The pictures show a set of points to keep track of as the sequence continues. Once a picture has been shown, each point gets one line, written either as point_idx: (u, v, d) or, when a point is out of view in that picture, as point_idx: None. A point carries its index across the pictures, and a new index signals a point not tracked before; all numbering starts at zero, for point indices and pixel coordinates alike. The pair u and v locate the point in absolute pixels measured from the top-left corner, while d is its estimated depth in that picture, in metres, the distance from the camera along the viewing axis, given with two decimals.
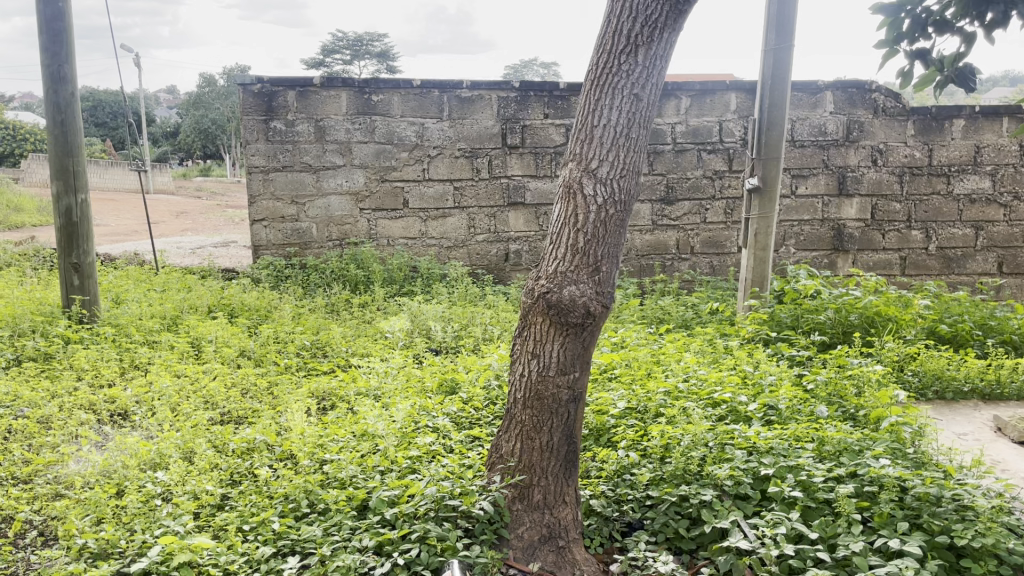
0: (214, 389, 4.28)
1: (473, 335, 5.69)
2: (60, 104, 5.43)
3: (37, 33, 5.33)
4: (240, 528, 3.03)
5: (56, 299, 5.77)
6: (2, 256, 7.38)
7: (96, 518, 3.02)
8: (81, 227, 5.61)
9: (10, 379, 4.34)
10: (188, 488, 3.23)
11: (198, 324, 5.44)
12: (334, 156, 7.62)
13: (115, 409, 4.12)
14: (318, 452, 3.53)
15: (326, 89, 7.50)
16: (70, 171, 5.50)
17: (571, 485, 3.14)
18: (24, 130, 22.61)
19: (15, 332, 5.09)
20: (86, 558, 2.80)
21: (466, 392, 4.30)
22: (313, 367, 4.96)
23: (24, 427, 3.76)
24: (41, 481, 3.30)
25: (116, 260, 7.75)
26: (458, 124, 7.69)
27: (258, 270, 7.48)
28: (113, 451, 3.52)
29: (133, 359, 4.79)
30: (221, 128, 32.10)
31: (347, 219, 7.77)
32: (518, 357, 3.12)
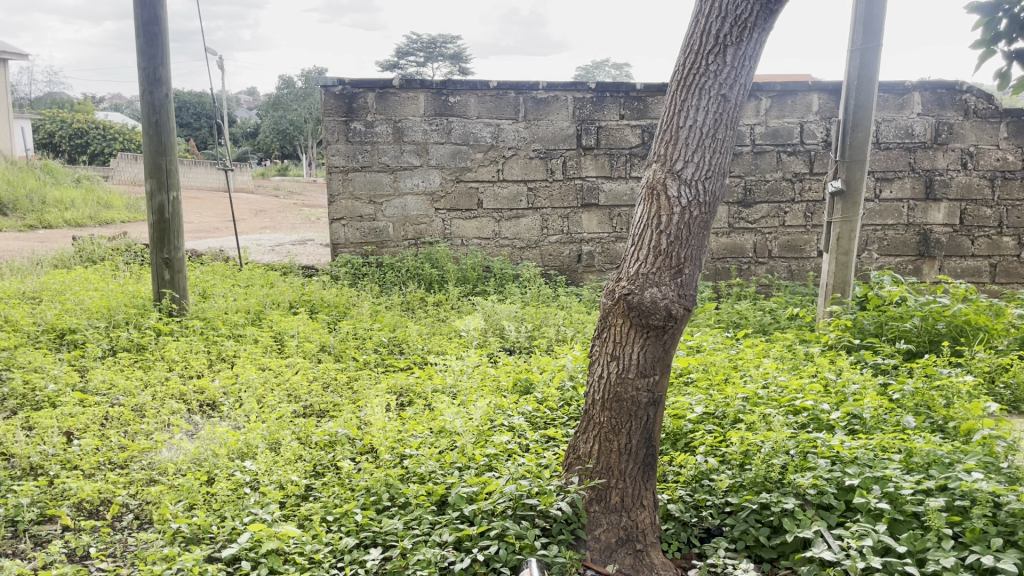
0: (297, 383, 4.40)
1: (547, 336, 5.70)
2: (155, 104, 5.64)
3: (135, 37, 5.54)
4: (325, 519, 3.11)
5: (148, 292, 6.01)
6: (96, 250, 7.72)
7: (189, 503, 3.14)
8: (173, 224, 5.82)
9: (106, 369, 4.54)
10: (274, 478, 3.32)
11: (280, 319, 5.60)
12: (411, 157, 7.73)
13: (204, 399, 4.28)
14: (398, 447, 3.60)
15: (405, 91, 7.61)
16: (163, 170, 5.71)
17: (650, 489, 3.12)
18: (114, 130, 23.58)
19: (110, 324, 5.32)
20: (180, 542, 2.92)
21: (542, 392, 4.31)
22: (391, 364, 5.05)
23: (120, 415, 3.93)
24: (137, 467, 3.45)
25: (203, 256, 8.02)
26: (534, 125, 7.72)
27: (337, 268, 7.63)
28: (204, 440, 3.65)
29: (221, 352, 4.96)
30: (299, 129, 32.95)
31: (423, 219, 7.87)
32: (597, 358, 3.12)
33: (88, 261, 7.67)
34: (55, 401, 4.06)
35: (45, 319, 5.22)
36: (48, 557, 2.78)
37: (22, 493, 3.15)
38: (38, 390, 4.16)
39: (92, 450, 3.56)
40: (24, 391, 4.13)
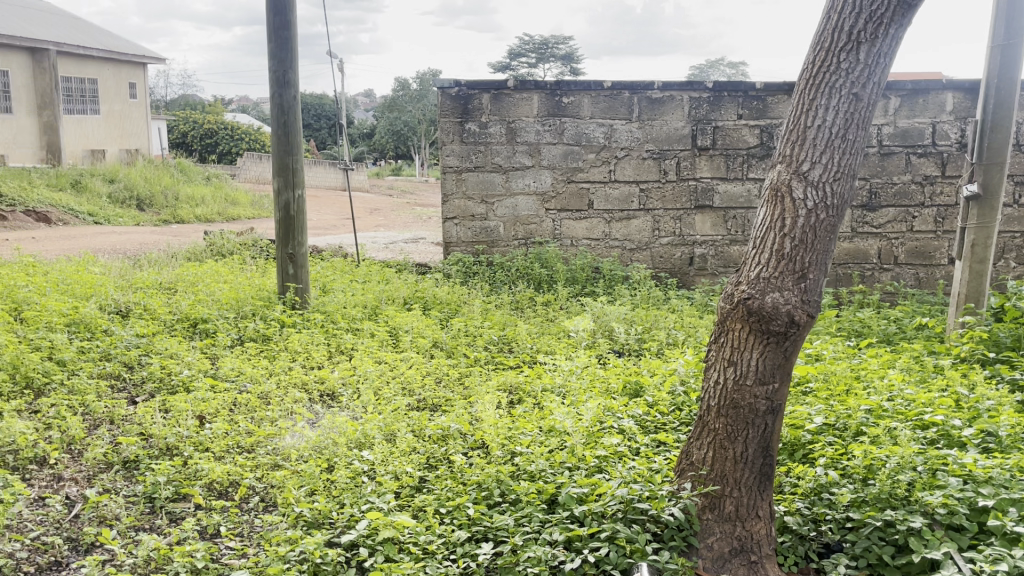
0: (411, 376, 4.52)
1: (658, 339, 5.61)
2: (284, 106, 5.87)
3: (267, 41, 5.78)
4: (438, 510, 3.18)
5: (272, 286, 6.29)
6: (226, 245, 8.14)
7: (311, 489, 3.28)
8: (297, 220, 6.06)
9: (235, 357, 4.79)
10: (390, 468, 3.42)
11: (395, 314, 5.77)
12: (523, 157, 7.78)
13: (325, 389, 4.45)
14: (509, 444, 3.63)
15: (519, 92, 7.67)
16: (290, 169, 5.95)
17: (766, 500, 3.03)
18: (241, 130, 24.78)
19: (238, 315, 5.60)
20: (302, 525, 3.06)
21: (653, 396, 4.24)
22: (500, 361, 5.10)
23: (248, 401, 4.14)
24: (263, 452, 3.62)
25: (323, 252, 8.33)
26: (648, 125, 7.64)
27: (449, 266, 7.77)
28: (324, 429, 3.80)
29: (340, 345, 5.15)
30: (413, 129, 33.72)
31: (533, 219, 7.91)
32: (713, 363, 3.06)
33: (218, 254, 8.10)
34: (190, 386, 4.31)
35: (180, 308, 5.55)
36: (182, 533, 2.95)
37: (159, 472, 3.36)
38: (174, 375, 4.43)
39: (223, 434, 3.75)
40: (161, 375, 4.40)
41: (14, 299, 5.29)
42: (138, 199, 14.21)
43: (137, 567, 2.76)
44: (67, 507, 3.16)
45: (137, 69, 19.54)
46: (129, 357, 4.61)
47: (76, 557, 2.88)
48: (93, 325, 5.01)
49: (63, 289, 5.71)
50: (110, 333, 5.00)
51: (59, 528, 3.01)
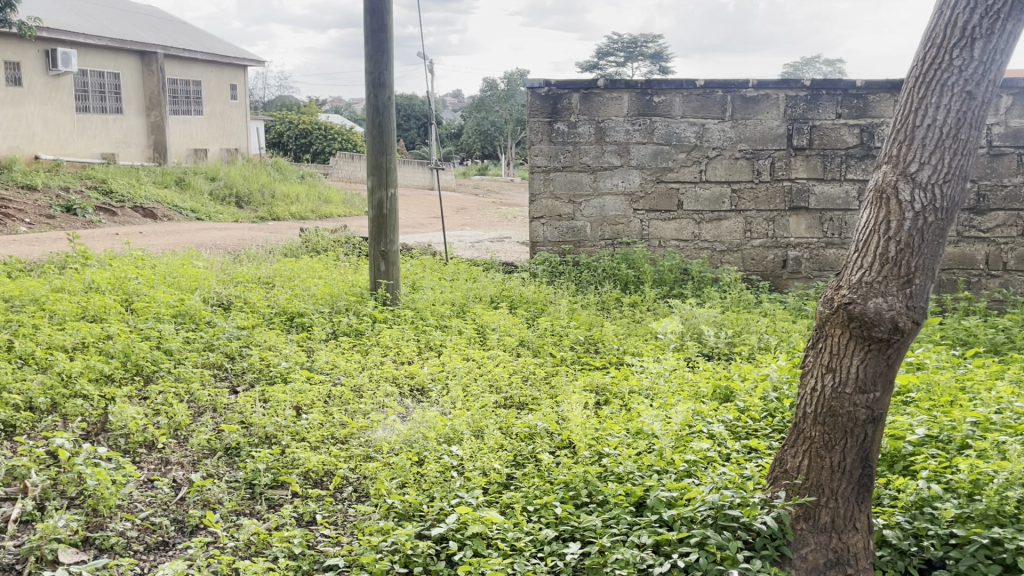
0: (499, 374, 4.56)
1: (749, 343, 5.49)
2: (379, 107, 5.99)
3: (365, 43, 5.92)
4: (525, 508, 3.20)
5: (364, 282, 6.44)
6: (320, 242, 8.38)
7: (402, 481, 3.34)
8: (390, 219, 6.18)
9: (330, 350, 4.92)
10: (478, 464, 3.45)
11: (483, 312, 5.83)
12: (612, 157, 7.72)
13: (415, 384, 4.53)
14: (597, 445, 3.61)
15: (609, 92, 7.63)
16: (384, 168, 6.07)
17: (864, 511, 2.94)
18: (334, 130, 25.46)
19: (333, 309, 5.77)
20: (393, 516, 3.12)
21: (744, 401, 4.15)
22: (587, 362, 5.08)
23: (341, 393, 4.25)
24: (356, 443, 3.71)
25: (413, 249, 8.47)
26: (741, 124, 7.50)
27: (536, 265, 7.77)
28: (415, 423, 3.87)
29: (429, 341, 5.25)
30: (500, 129, 33.95)
31: (621, 219, 7.84)
32: (811, 370, 2.98)
33: (313, 251, 8.34)
34: (287, 377, 4.46)
35: (277, 302, 5.74)
36: (280, 519, 3.06)
37: (258, 459, 3.49)
38: (272, 366, 4.59)
39: (318, 425, 3.87)
40: (260, 366, 4.57)
41: (125, 291, 5.57)
42: (237, 196, 14.80)
43: (238, 550, 2.87)
44: (173, 490, 3.31)
45: (238, 71, 20.29)
46: (230, 348, 4.80)
47: (182, 538, 3.02)
48: (198, 317, 5.24)
49: (169, 282, 5.98)
50: (213, 324, 5.22)
51: (166, 509, 3.16)
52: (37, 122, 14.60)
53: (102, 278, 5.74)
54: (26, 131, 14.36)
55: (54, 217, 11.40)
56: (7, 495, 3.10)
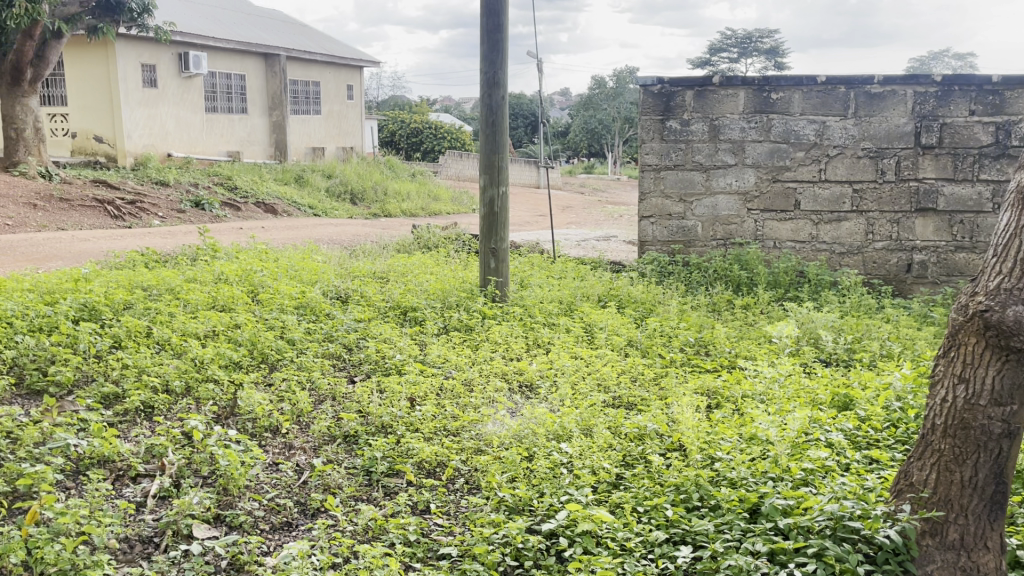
0: (607, 373, 4.54)
1: (870, 350, 5.28)
2: (493, 106, 6.06)
3: (481, 44, 6.00)
4: (635, 509, 3.18)
5: (474, 279, 6.54)
6: (431, 239, 8.56)
7: (512, 475, 3.39)
8: (500, 217, 6.25)
9: (442, 345, 5.03)
10: (587, 463, 3.45)
11: (591, 311, 5.81)
12: (726, 156, 7.55)
13: (524, 380, 4.58)
14: (709, 449, 3.55)
15: (725, 89, 7.46)
16: (495, 167, 6.14)
17: (997, 530, 2.79)
18: (443, 129, 25.93)
19: (444, 305, 5.89)
20: (504, 509, 3.18)
21: (865, 410, 3.99)
22: (697, 364, 5.00)
23: (453, 387, 4.34)
24: (467, 436, 3.78)
25: (521, 247, 8.54)
26: (865, 122, 7.22)
27: (644, 264, 7.67)
28: (524, 419, 3.91)
29: (538, 338, 5.28)
30: (608, 127, 33.77)
31: (734, 219, 7.66)
32: (941, 379, 2.84)
33: (424, 247, 8.54)
34: (401, 369, 4.59)
35: (392, 297, 5.91)
36: (396, 507, 3.16)
37: (376, 447, 3.62)
38: (387, 358, 4.73)
39: (431, 416, 3.97)
40: (377, 357, 4.73)
41: (251, 283, 5.86)
42: (352, 193, 15.29)
43: (357, 534, 2.99)
44: (296, 473, 3.47)
45: (354, 72, 20.95)
46: (348, 340, 4.97)
47: (304, 519, 3.16)
48: (318, 309, 5.46)
49: (292, 275, 6.25)
50: (332, 316, 5.42)
51: (290, 492, 3.31)
52: (171, 121, 15.49)
53: (230, 270, 6.05)
54: (161, 131, 15.25)
55: (184, 211, 12.07)
56: (147, 470, 3.33)
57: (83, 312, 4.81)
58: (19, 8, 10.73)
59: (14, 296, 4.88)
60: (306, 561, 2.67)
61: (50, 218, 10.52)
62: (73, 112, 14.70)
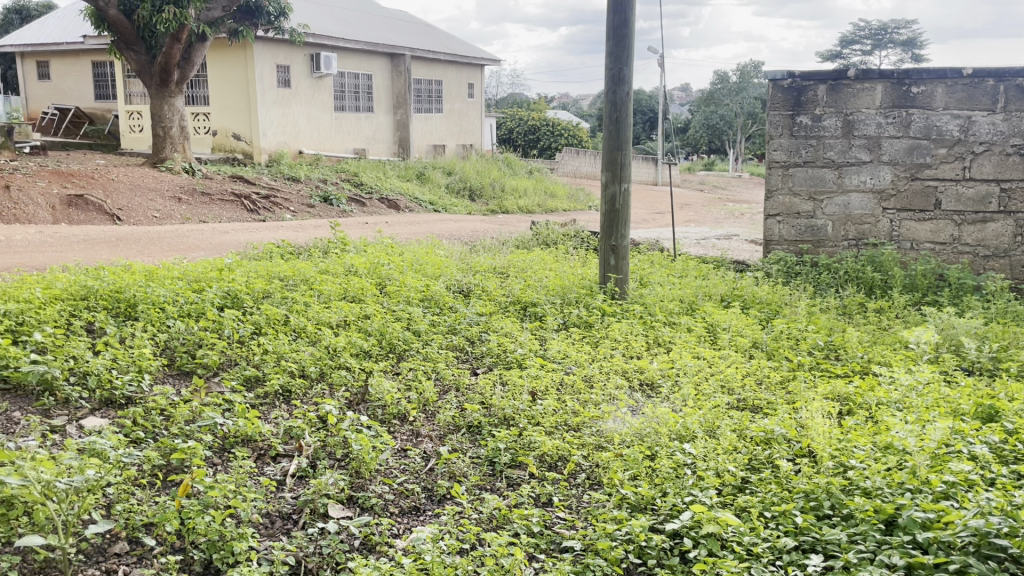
0: (732, 374, 4.44)
1: (1018, 359, 4.94)
2: (617, 102, 6.02)
3: (607, 40, 5.98)
4: (762, 514, 3.10)
5: (594, 276, 6.54)
6: (550, 236, 8.61)
7: (634, 473, 3.38)
8: (622, 214, 6.20)
9: (562, 340, 5.06)
10: (712, 464, 3.39)
11: (713, 311, 5.70)
12: (860, 152, 7.24)
13: (645, 378, 4.54)
14: (841, 456, 3.42)
15: (860, 82, 7.16)
16: (618, 163, 6.09)
17: None
18: (561, 126, 25.97)
19: (564, 301, 5.92)
20: (626, 507, 3.18)
21: (1012, 423, 3.75)
22: (827, 368, 4.82)
23: (573, 383, 4.35)
24: (588, 432, 3.79)
25: (641, 245, 8.46)
26: (1015, 117, 6.81)
27: (770, 264, 7.42)
28: (647, 417, 3.88)
29: (659, 337, 5.23)
30: (729, 123, 32.93)
31: (867, 219, 7.33)
32: None
33: (544, 243, 8.59)
34: (523, 363, 4.65)
35: (513, 292, 5.99)
36: (519, 498, 3.21)
37: (499, 439, 3.69)
38: (509, 352, 4.80)
39: (552, 410, 3.99)
40: (498, 351, 4.80)
41: (379, 275, 6.08)
42: (470, 189, 15.56)
43: (482, 522, 3.06)
44: (423, 460, 3.59)
45: (476, 71, 21.31)
46: (471, 333, 5.09)
47: (431, 505, 3.25)
48: (442, 302, 5.60)
49: (417, 268, 6.44)
50: (455, 310, 5.55)
51: (417, 477, 3.43)
52: (303, 120, 16.19)
53: (359, 262, 6.29)
54: (293, 129, 15.96)
55: (313, 206, 12.59)
56: (286, 451, 3.52)
57: (227, 300, 5.11)
58: (168, 13, 11.48)
59: (166, 283, 5.24)
60: (436, 545, 2.76)
61: (193, 211, 11.20)
62: (214, 111, 15.59)
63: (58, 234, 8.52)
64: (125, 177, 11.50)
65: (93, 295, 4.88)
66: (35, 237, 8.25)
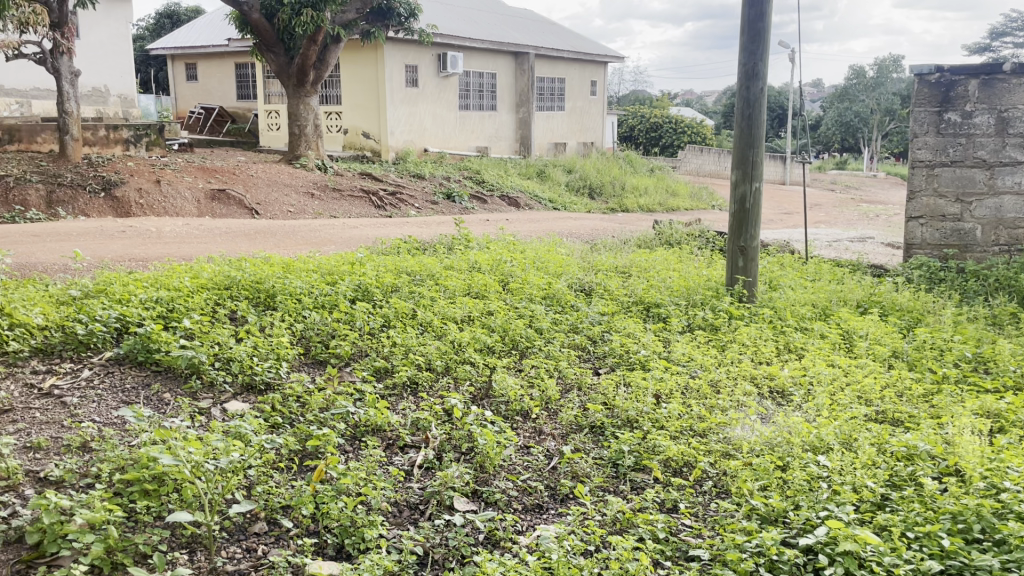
0: (869, 385, 4.21)
1: None
2: (750, 99, 5.82)
3: (741, 34, 5.79)
4: (904, 534, 2.91)
5: (720, 277, 6.37)
6: (675, 236, 8.46)
7: (766, 484, 3.26)
8: (752, 214, 6.01)
9: (687, 342, 4.95)
10: (849, 479, 3.22)
11: (849, 317, 5.44)
12: (1015, 151, 6.80)
13: (775, 386, 4.38)
14: (993, 477, 3.19)
15: (1017, 77, 6.73)
16: (749, 162, 5.90)
17: None
18: (684, 123, 25.48)
19: (689, 302, 5.80)
20: (756, 518, 3.07)
21: None
22: (975, 382, 4.50)
23: (700, 387, 4.24)
24: (715, 439, 3.69)
25: (770, 246, 8.19)
26: None
27: (910, 269, 7.00)
28: (777, 426, 3.74)
29: (790, 343, 5.03)
30: (865, 121, 31.42)
31: (1021, 222, 6.90)
32: None
33: (667, 243, 8.45)
34: (646, 365, 4.58)
35: (636, 292, 5.92)
36: (644, 502, 3.17)
37: (623, 441, 3.64)
38: (631, 353, 4.75)
39: (677, 414, 3.92)
40: (621, 352, 4.75)
41: (501, 272, 6.14)
42: (590, 187, 15.52)
43: (606, 524, 3.03)
44: (546, 458, 3.60)
45: (599, 68, 21.22)
46: (593, 333, 5.06)
47: (554, 504, 3.26)
48: (564, 300, 5.59)
49: (538, 266, 6.46)
50: (577, 308, 5.53)
51: (541, 475, 3.44)
52: (428, 118, 16.56)
53: (483, 259, 6.38)
54: (419, 127, 16.36)
55: (437, 203, 12.86)
56: (413, 442, 3.60)
57: (358, 292, 5.29)
58: (306, 16, 11.97)
59: (302, 275, 5.46)
60: (561, 544, 2.75)
61: (324, 206, 11.66)
62: (346, 111, 16.16)
63: (203, 226, 9.05)
64: (263, 173, 12.08)
65: (236, 285, 5.14)
66: (183, 229, 8.79)
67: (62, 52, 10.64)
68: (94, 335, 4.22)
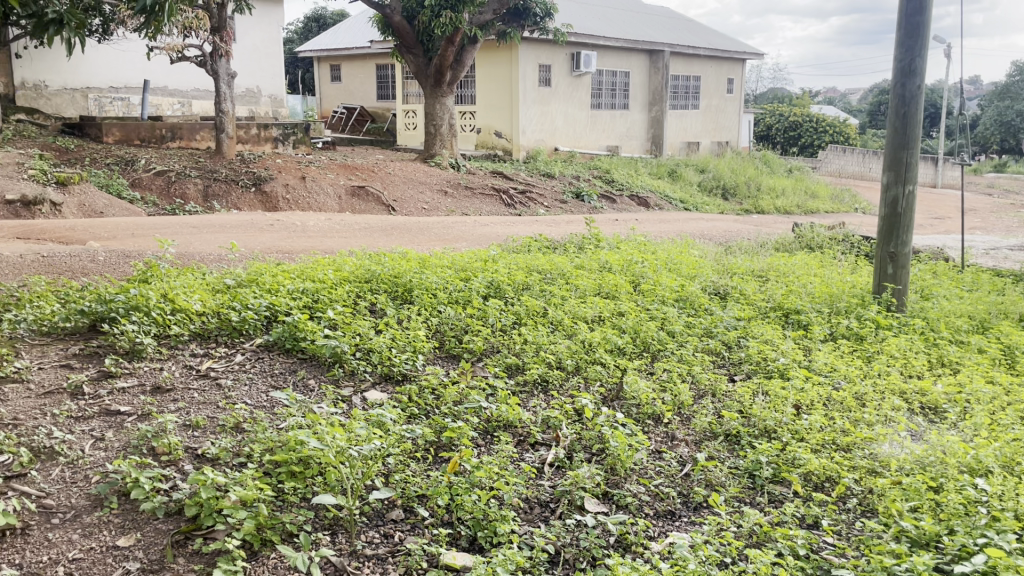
0: None
1: None
2: (906, 97, 5.52)
3: (898, 29, 5.51)
4: None
5: (866, 285, 6.05)
6: (816, 239, 8.12)
7: (916, 505, 3.08)
8: (904, 219, 5.68)
9: (829, 352, 4.74)
10: (1012, 505, 2.98)
11: (1011, 332, 5.05)
12: None
13: (926, 402, 4.12)
14: None
15: None
16: (903, 163, 5.58)
17: None
18: (827, 122, 24.40)
19: (832, 310, 5.54)
20: (906, 541, 2.89)
21: None
22: None
23: (843, 399, 4.04)
24: (860, 454, 3.50)
25: (922, 253, 7.78)
26: None
27: None
28: (931, 445, 3.51)
29: (943, 357, 4.72)
30: None
31: None
32: None
33: (807, 246, 8.13)
34: (785, 374, 4.40)
35: (774, 297, 5.71)
36: (782, 516, 3.06)
37: (761, 451, 3.53)
38: (770, 361, 4.58)
39: (819, 427, 3.75)
40: (758, 358, 4.60)
41: (633, 272, 6.07)
42: (724, 188, 15.13)
43: (742, 536, 2.95)
44: (679, 464, 3.53)
45: (738, 66, 20.63)
46: (728, 337, 4.92)
47: (686, 511, 3.19)
48: (698, 303, 5.48)
49: (671, 267, 6.35)
50: (711, 312, 5.40)
51: (673, 481, 3.38)
52: (561, 117, 16.60)
53: (614, 259, 6.33)
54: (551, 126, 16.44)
55: (566, 202, 12.87)
56: (544, 440, 3.61)
57: (491, 289, 5.36)
58: (446, 17, 12.22)
59: (438, 271, 5.59)
60: (695, 553, 2.69)
61: (457, 204, 11.90)
62: (480, 110, 16.44)
63: (343, 221, 9.43)
64: (400, 171, 12.46)
65: (376, 279, 5.32)
66: (325, 224, 9.19)
67: (220, 55, 11.32)
68: (246, 322, 4.47)
